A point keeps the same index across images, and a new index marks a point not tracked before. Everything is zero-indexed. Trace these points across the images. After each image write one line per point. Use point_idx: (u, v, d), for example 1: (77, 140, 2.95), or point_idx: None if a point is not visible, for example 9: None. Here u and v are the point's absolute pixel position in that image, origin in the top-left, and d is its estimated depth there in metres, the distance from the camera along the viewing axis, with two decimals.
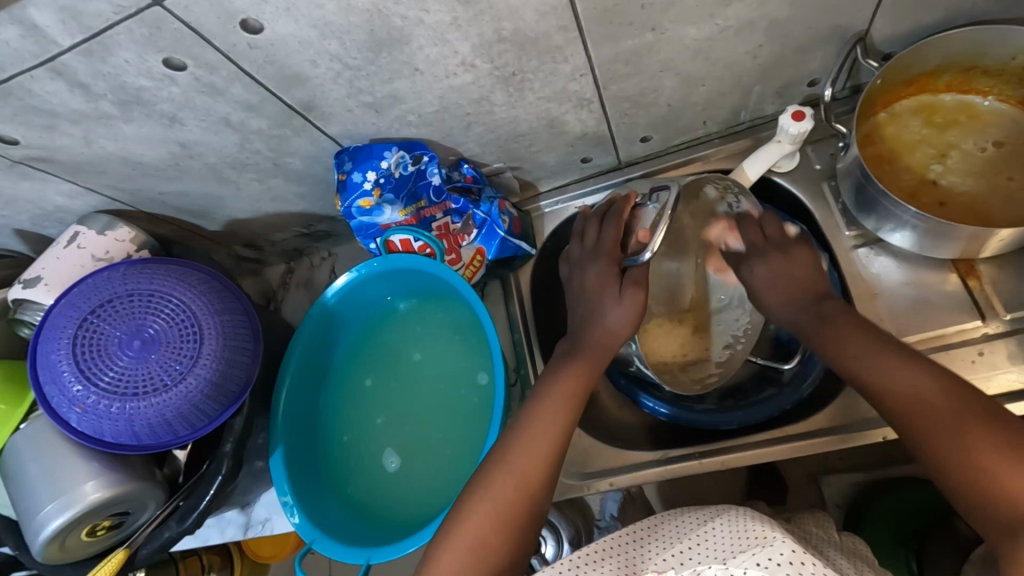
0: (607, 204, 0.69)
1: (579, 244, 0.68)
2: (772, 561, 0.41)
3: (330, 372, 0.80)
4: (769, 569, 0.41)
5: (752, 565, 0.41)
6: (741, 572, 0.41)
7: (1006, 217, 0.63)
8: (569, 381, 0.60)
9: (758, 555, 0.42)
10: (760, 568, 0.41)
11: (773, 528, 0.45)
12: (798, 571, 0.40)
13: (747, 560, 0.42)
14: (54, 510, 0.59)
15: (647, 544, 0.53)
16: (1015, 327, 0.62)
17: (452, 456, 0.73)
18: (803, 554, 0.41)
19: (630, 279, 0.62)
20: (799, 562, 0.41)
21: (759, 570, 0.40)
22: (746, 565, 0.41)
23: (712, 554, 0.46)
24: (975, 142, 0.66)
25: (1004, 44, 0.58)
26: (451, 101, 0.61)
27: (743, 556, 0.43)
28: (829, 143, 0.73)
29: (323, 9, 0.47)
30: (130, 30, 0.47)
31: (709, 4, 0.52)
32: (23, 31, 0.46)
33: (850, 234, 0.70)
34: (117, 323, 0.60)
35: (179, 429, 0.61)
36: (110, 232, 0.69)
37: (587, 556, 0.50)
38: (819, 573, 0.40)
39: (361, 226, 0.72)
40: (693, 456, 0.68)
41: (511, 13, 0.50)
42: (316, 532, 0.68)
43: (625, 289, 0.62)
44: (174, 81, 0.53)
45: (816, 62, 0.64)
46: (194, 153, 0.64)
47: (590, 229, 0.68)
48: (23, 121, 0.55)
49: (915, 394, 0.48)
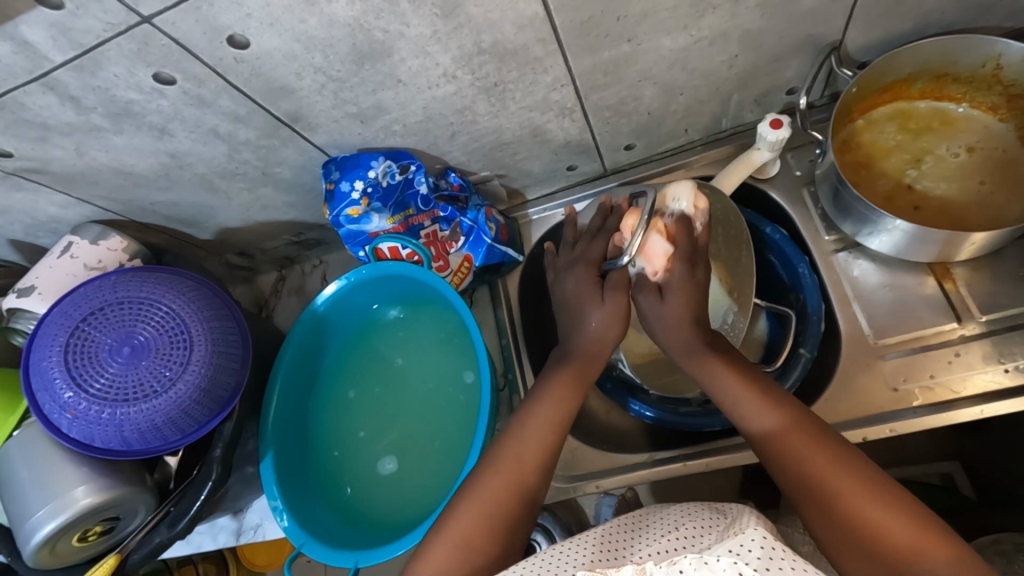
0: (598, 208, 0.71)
1: (568, 249, 0.70)
2: (744, 548, 0.42)
3: (320, 378, 0.81)
4: (740, 555, 0.41)
5: (724, 553, 0.42)
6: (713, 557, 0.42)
7: (977, 221, 0.65)
8: (554, 391, 0.61)
9: (731, 543, 0.43)
10: (732, 556, 0.41)
11: (749, 518, 0.46)
12: (769, 555, 0.41)
13: (721, 549, 0.42)
14: (45, 516, 0.60)
15: (632, 535, 0.54)
16: (991, 328, 0.63)
17: (439, 460, 0.74)
18: (774, 541, 0.42)
19: (611, 285, 0.63)
20: (769, 547, 0.41)
21: (731, 556, 0.41)
22: (719, 553, 0.42)
23: (691, 545, 0.47)
24: (949, 147, 0.68)
25: (973, 52, 0.60)
26: (435, 110, 0.62)
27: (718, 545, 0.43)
28: (807, 149, 0.74)
29: (306, 24, 0.48)
30: (119, 46, 0.48)
31: (683, 15, 0.54)
32: (14, 47, 0.47)
33: (829, 238, 0.72)
34: (107, 330, 0.61)
35: (169, 434, 0.62)
36: (103, 241, 0.70)
37: (569, 546, 0.51)
38: (789, 559, 0.40)
39: (349, 235, 0.73)
40: (679, 457, 0.69)
41: (490, 26, 0.52)
42: (305, 536, 0.69)
43: (606, 295, 0.63)
44: (162, 94, 0.54)
45: (792, 71, 0.65)
46: (184, 163, 0.65)
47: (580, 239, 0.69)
48: (15, 133, 0.57)
49: (827, 468, 0.50)
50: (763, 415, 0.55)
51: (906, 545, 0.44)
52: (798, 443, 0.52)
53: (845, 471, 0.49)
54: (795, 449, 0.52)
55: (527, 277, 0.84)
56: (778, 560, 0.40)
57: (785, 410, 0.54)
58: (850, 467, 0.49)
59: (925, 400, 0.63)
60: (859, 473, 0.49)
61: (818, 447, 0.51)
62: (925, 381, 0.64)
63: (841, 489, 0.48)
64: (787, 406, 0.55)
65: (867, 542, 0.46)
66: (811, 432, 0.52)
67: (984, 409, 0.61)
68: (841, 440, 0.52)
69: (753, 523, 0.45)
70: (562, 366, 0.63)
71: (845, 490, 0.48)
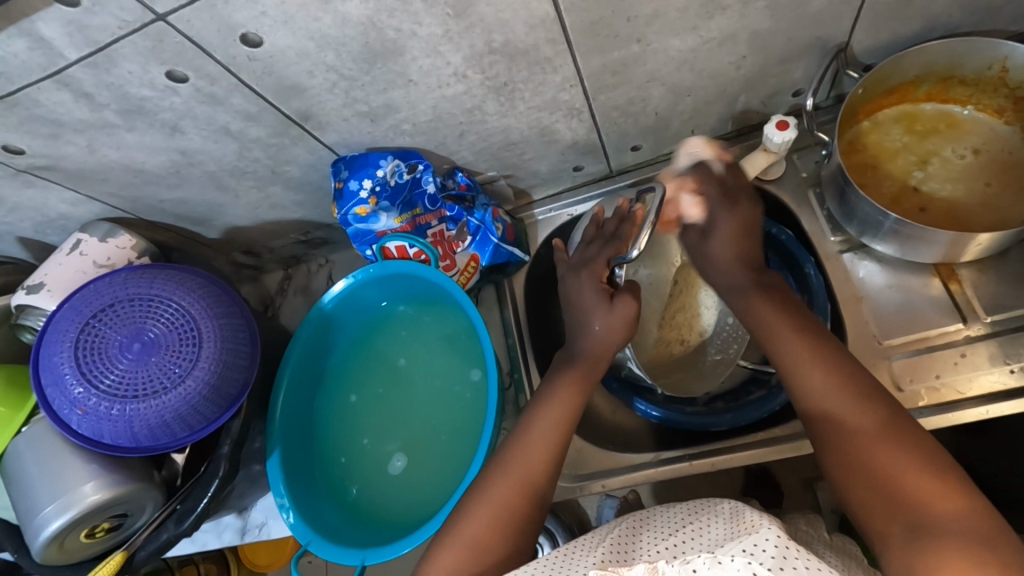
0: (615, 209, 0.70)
1: (581, 249, 0.69)
2: (759, 547, 0.42)
3: (326, 377, 0.81)
4: (754, 555, 0.41)
5: (738, 552, 0.42)
6: (728, 557, 0.42)
7: (983, 223, 0.65)
8: (565, 394, 0.61)
9: (745, 543, 0.43)
10: (745, 556, 0.41)
11: (762, 516, 0.46)
12: (784, 557, 0.41)
13: (734, 547, 0.42)
14: (53, 512, 0.60)
15: (639, 535, 0.53)
16: (996, 329, 0.64)
17: (446, 458, 0.75)
18: (787, 540, 0.43)
19: (622, 292, 0.63)
20: (784, 547, 0.41)
21: (745, 555, 0.41)
22: (733, 552, 0.42)
23: (700, 545, 0.47)
24: (954, 150, 0.68)
25: (979, 54, 0.60)
26: (445, 110, 0.62)
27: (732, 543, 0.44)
28: (813, 151, 0.75)
29: (320, 22, 0.49)
30: (134, 43, 0.48)
31: (692, 16, 0.54)
32: (31, 43, 0.47)
33: (835, 239, 0.72)
34: (117, 326, 0.61)
35: (177, 431, 0.63)
36: (112, 239, 0.70)
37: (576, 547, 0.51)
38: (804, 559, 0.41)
39: (357, 233, 0.74)
40: (684, 457, 0.70)
41: (501, 25, 0.52)
42: (311, 533, 0.69)
43: (614, 302, 0.63)
44: (175, 91, 0.55)
45: (799, 72, 0.65)
46: (194, 161, 0.66)
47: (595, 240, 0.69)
48: (28, 130, 0.57)
49: (864, 433, 0.47)
50: (814, 381, 0.51)
51: (943, 519, 0.42)
52: (841, 407, 0.49)
53: (888, 439, 0.46)
54: (838, 416, 0.49)
55: (533, 277, 0.84)
56: (793, 564, 0.41)
57: (832, 370, 0.51)
58: (897, 436, 0.46)
59: (930, 400, 0.63)
60: (904, 442, 0.46)
61: (863, 411, 0.48)
62: (931, 382, 0.64)
63: (879, 456, 0.46)
64: (828, 367, 0.51)
65: (899, 510, 0.44)
66: (857, 395, 0.49)
67: (989, 409, 0.61)
68: (897, 408, 0.48)
69: (765, 522, 0.45)
70: (569, 367, 0.63)
71: (883, 457, 0.46)
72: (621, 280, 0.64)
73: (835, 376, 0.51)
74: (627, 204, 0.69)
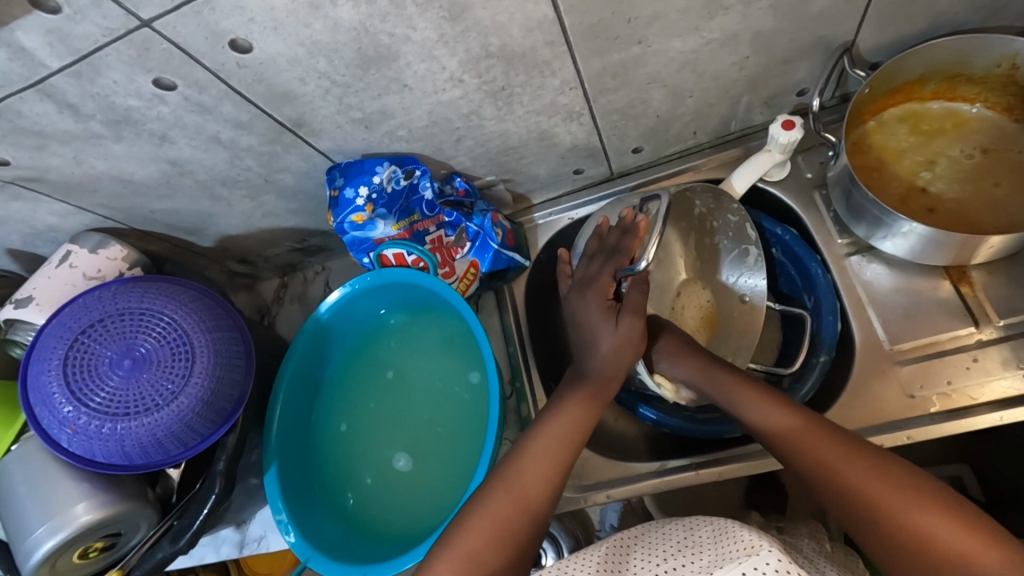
0: (620, 219, 0.68)
1: (585, 263, 0.68)
2: (758, 571, 0.42)
3: (324, 387, 0.80)
4: None
5: None
6: None
7: (994, 224, 0.63)
8: (573, 411, 0.60)
9: (744, 564, 0.43)
10: None
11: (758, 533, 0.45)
12: None
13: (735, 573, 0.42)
14: (45, 533, 0.59)
15: (626, 551, 0.52)
16: (1009, 333, 0.62)
17: (449, 467, 0.73)
18: (789, 564, 0.42)
19: (628, 308, 0.62)
20: (784, 570, 0.41)
21: None
22: None
23: (695, 566, 0.46)
24: (962, 149, 0.66)
25: (988, 52, 0.59)
26: (441, 115, 0.61)
27: (728, 565, 0.43)
28: (818, 151, 0.73)
29: (310, 28, 0.47)
30: (119, 51, 0.47)
31: (694, 17, 0.53)
32: (10, 53, 0.46)
33: (842, 242, 0.71)
34: (107, 342, 0.60)
35: (171, 448, 0.61)
36: (102, 250, 0.68)
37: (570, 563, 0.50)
38: None
39: (353, 241, 0.72)
40: (690, 466, 0.68)
41: (498, 29, 0.50)
42: (310, 550, 0.68)
43: (621, 317, 0.61)
44: (163, 100, 0.53)
45: (803, 72, 0.64)
46: (185, 171, 0.64)
47: (599, 251, 0.67)
48: (13, 141, 0.55)
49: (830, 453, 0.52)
50: (762, 411, 0.57)
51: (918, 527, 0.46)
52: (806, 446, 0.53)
53: (904, 491, 0.48)
54: (786, 434, 0.55)
55: (534, 283, 0.82)
56: None
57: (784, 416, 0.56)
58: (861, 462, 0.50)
59: (942, 407, 0.62)
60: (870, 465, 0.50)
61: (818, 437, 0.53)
62: (942, 388, 0.63)
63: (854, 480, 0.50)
64: (782, 405, 0.56)
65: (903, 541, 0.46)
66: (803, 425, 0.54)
67: (1003, 416, 0.59)
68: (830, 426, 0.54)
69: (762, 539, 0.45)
70: (576, 385, 0.62)
71: (860, 482, 0.49)
72: (626, 293, 0.63)
73: (787, 415, 0.55)
74: (632, 214, 0.66)
